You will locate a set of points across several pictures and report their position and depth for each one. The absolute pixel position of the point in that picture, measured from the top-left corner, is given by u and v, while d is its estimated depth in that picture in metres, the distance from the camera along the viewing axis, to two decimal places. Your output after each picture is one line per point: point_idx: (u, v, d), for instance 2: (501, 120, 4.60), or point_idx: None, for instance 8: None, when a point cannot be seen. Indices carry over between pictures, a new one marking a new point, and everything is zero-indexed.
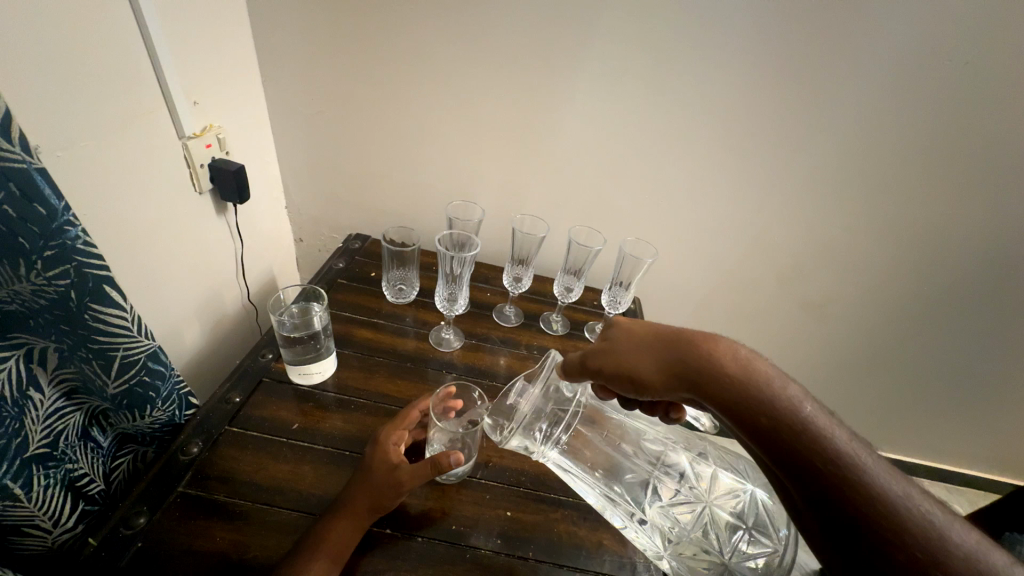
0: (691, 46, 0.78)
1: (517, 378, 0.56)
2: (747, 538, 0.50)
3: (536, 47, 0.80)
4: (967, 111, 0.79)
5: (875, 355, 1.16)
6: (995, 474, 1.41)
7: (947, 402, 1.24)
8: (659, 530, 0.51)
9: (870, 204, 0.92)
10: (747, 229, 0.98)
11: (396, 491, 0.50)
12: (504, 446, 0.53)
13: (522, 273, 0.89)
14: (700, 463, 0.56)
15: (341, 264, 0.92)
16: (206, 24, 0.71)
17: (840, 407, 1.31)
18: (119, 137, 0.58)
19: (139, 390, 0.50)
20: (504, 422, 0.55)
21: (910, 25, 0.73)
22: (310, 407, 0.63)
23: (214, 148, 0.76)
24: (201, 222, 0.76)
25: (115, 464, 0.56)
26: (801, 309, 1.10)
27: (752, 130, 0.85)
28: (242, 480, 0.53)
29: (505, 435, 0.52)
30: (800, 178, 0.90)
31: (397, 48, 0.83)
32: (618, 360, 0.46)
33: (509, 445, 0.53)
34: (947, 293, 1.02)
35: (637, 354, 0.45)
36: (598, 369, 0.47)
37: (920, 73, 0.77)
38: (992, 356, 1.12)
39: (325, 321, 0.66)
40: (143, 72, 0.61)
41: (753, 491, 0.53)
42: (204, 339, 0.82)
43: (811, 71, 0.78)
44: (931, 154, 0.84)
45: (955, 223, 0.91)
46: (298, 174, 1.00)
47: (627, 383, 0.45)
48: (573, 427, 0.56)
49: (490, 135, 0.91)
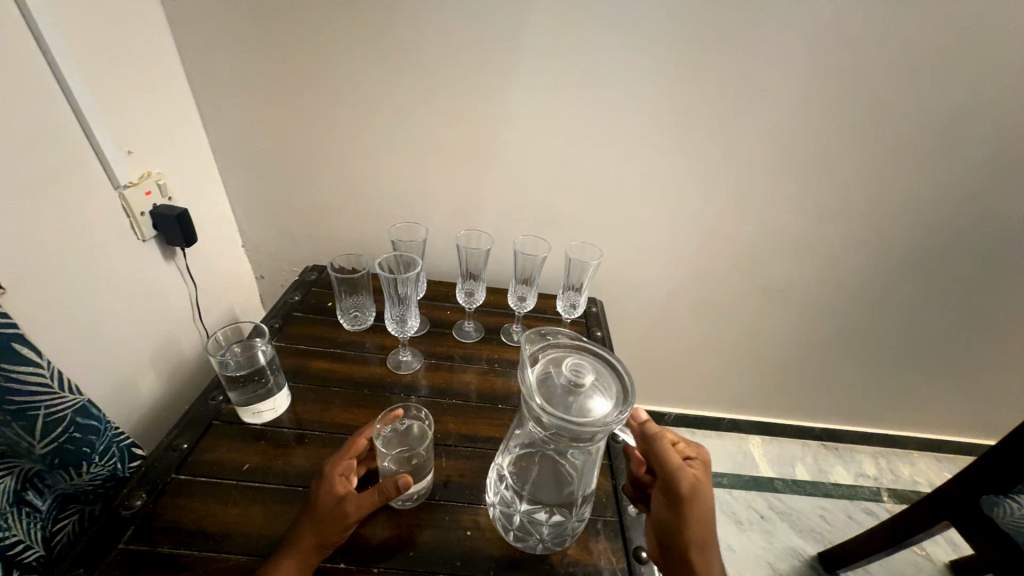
0: (614, 51, 0.80)
1: (590, 372, 0.49)
2: (537, 533, 0.53)
3: (466, 68, 0.83)
4: (888, 90, 0.82)
5: (841, 332, 1.18)
6: (975, 436, 1.44)
7: (918, 370, 1.26)
8: (518, 441, 0.54)
9: (810, 187, 0.94)
10: (697, 225, 1.00)
11: (342, 524, 0.48)
12: (530, 396, 0.48)
13: (475, 288, 0.88)
14: (581, 492, 0.52)
15: (296, 296, 0.91)
16: (132, 76, 0.71)
17: (818, 386, 1.32)
18: (44, 195, 0.58)
19: (72, 447, 0.51)
20: (545, 387, 0.49)
21: (819, 15, 0.76)
22: (263, 445, 0.61)
23: (155, 194, 0.75)
24: (148, 269, 0.76)
25: (56, 528, 0.53)
26: (763, 295, 1.11)
27: (684, 128, 0.87)
28: (187, 528, 0.51)
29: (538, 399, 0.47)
30: (740, 169, 0.92)
31: (330, 81, 0.84)
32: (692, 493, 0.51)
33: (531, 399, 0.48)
34: (900, 264, 1.04)
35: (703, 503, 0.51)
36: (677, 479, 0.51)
37: (836, 59, 0.80)
38: (950, 320, 1.14)
39: (271, 356, 0.67)
40: (70, 128, 0.61)
41: (570, 529, 0.53)
42: (160, 387, 0.81)
43: (733, 65, 0.81)
44: (861, 133, 0.87)
45: (893, 197, 0.94)
46: (250, 212, 1.01)
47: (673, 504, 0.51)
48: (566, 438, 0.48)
49: (435, 157, 0.93)
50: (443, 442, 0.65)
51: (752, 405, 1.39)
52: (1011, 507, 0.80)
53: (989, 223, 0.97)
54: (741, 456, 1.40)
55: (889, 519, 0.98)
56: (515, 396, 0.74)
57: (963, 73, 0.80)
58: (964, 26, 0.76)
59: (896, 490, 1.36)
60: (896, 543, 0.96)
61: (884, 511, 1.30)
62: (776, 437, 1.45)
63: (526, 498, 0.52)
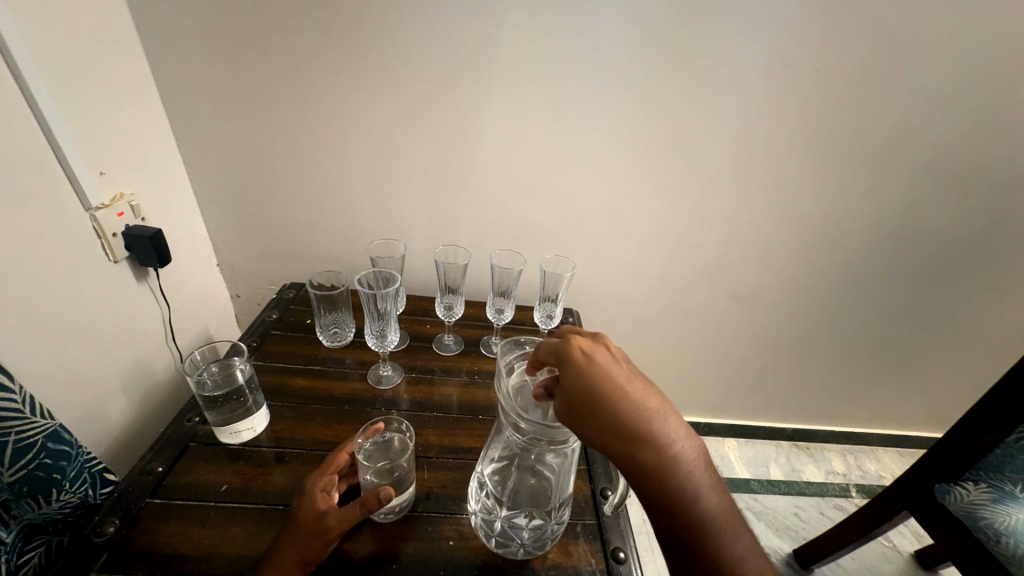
0: (582, 73, 0.84)
1: None
2: (515, 536, 0.55)
3: (441, 90, 0.86)
4: (832, 110, 0.89)
5: (804, 334, 1.25)
6: (932, 430, 1.52)
7: (877, 368, 1.34)
8: (495, 451, 0.56)
9: (768, 199, 1.00)
10: (665, 236, 1.05)
11: (324, 540, 0.48)
12: (502, 401, 0.50)
13: (453, 301, 0.90)
14: (556, 496, 0.54)
15: (274, 314, 0.91)
16: (104, 98, 0.71)
17: (786, 387, 1.38)
18: (11, 219, 0.57)
19: (42, 473, 0.50)
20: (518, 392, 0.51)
21: (768, 42, 0.82)
22: (242, 466, 0.61)
23: (127, 215, 0.75)
24: (119, 290, 0.75)
25: (22, 560, 0.51)
26: (730, 301, 1.17)
27: (650, 145, 0.92)
28: (164, 553, 0.50)
29: (511, 405, 0.49)
30: (703, 183, 0.98)
31: (307, 102, 0.86)
32: (596, 387, 0.43)
33: (505, 404, 0.50)
34: (853, 269, 1.12)
35: (617, 389, 0.43)
36: (570, 382, 0.44)
37: (784, 82, 0.86)
38: (901, 320, 1.22)
39: (250, 376, 0.66)
40: (40, 150, 0.61)
41: (548, 532, 0.55)
42: (131, 411, 0.79)
43: (692, 87, 0.86)
44: (811, 149, 0.94)
45: (842, 207, 1.02)
46: (226, 231, 1.00)
47: (588, 417, 0.43)
48: (540, 442, 0.50)
49: (412, 174, 0.95)
50: (425, 454, 0.66)
51: (726, 408, 1.44)
52: (961, 491, 0.86)
53: (927, 231, 1.05)
54: (717, 458, 1.44)
55: (856, 511, 1.03)
56: (496, 406, 0.76)
57: (896, 95, 0.88)
58: (895, 53, 0.83)
59: (863, 485, 1.42)
60: (863, 533, 1.00)
61: (852, 506, 1.36)
62: (750, 439, 1.50)
63: (506, 504, 0.54)
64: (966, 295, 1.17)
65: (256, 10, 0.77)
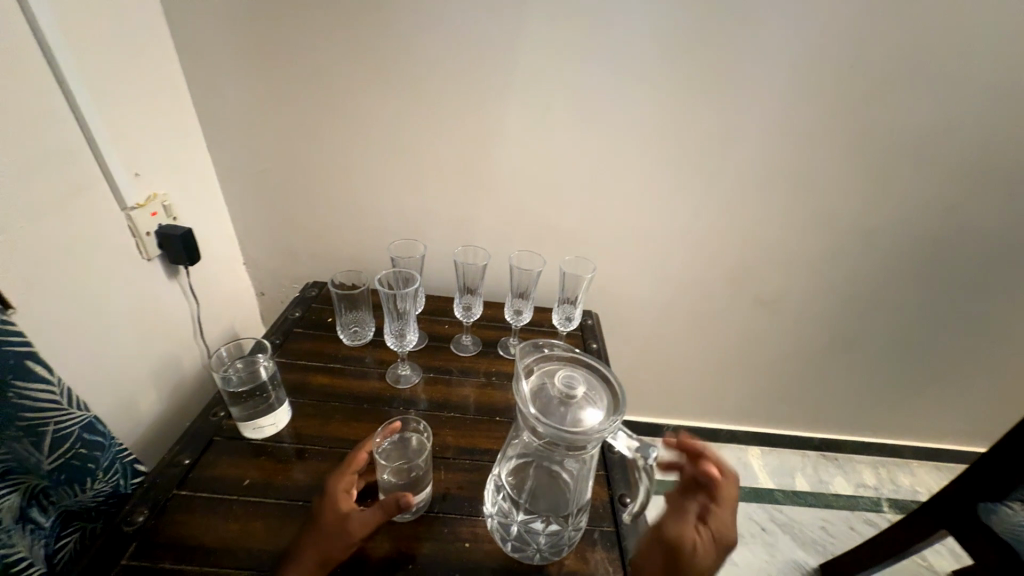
0: (603, 72, 0.83)
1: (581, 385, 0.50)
2: (531, 540, 0.54)
3: (462, 93, 0.86)
4: (867, 108, 0.85)
5: (835, 340, 1.20)
6: (973, 443, 1.44)
7: (912, 378, 1.27)
8: (512, 453, 0.55)
9: (796, 200, 0.97)
10: (688, 238, 1.03)
11: (343, 539, 0.49)
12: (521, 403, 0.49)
13: (472, 301, 0.90)
14: (573, 501, 0.53)
15: (297, 312, 0.93)
16: (139, 103, 0.74)
17: (814, 395, 1.33)
18: (53, 218, 0.60)
19: (77, 462, 0.52)
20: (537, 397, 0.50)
21: (799, 38, 0.79)
22: (264, 461, 0.62)
23: (161, 215, 0.78)
24: (152, 287, 0.78)
25: (58, 545, 0.54)
26: (755, 306, 1.13)
27: (673, 146, 0.90)
28: (190, 545, 0.52)
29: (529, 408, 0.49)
30: (728, 184, 0.95)
31: (330, 104, 0.88)
32: None
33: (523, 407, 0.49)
34: (888, 273, 1.07)
35: None
36: None
37: (816, 79, 0.83)
38: (939, 328, 1.16)
39: (273, 373, 0.68)
40: (81, 153, 0.64)
41: (565, 536, 0.54)
42: (161, 404, 0.82)
43: (718, 85, 0.84)
44: (845, 148, 0.90)
45: (876, 209, 0.97)
46: (253, 231, 1.03)
47: None
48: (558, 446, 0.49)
49: (432, 175, 0.95)
50: (442, 455, 0.66)
51: (749, 416, 1.40)
52: (1007, 511, 0.80)
53: (971, 234, 1.00)
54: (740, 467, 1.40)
55: (890, 528, 0.98)
56: (513, 407, 0.75)
57: (938, 91, 0.83)
58: (936, 47, 0.79)
59: (896, 499, 1.35)
60: (896, 550, 0.96)
61: (885, 521, 1.30)
62: (775, 447, 1.45)
63: (523, 508, 0.53)
64: (1012, 302, 1.11)
65: (283, 17, 0.79)
